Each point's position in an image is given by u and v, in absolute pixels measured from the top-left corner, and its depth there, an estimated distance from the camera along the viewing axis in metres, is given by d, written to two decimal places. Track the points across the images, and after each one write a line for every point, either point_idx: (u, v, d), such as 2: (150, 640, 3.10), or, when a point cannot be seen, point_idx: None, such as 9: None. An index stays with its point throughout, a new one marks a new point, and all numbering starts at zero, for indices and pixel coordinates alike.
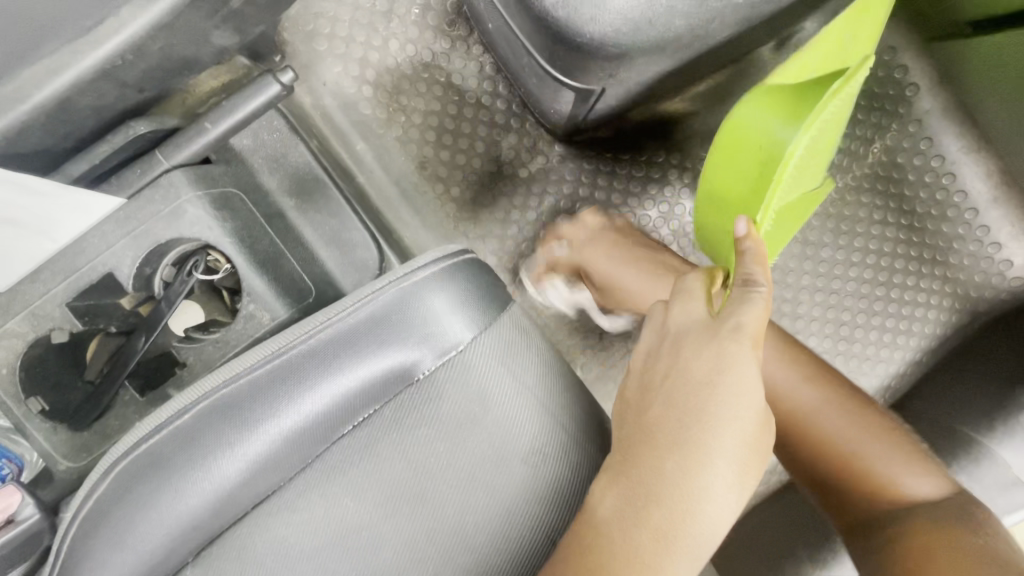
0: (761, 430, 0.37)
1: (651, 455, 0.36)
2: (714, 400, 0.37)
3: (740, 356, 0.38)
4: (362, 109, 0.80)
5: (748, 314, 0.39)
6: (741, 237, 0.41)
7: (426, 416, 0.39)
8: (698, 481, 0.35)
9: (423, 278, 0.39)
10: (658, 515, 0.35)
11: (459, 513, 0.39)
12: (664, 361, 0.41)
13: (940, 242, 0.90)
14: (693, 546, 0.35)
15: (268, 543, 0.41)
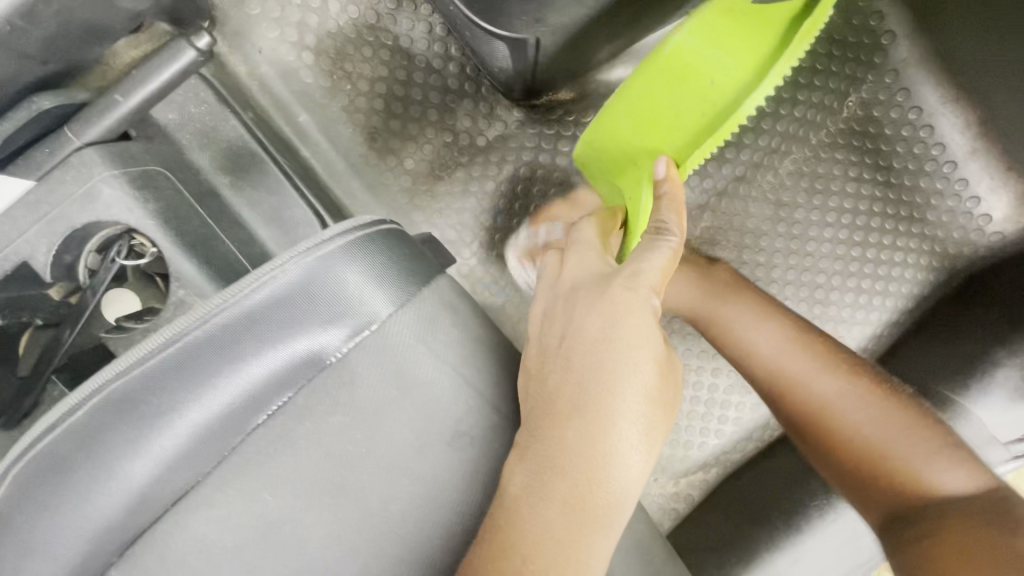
0: (664, 377, 0.37)
1: (551, 428, 0.35)
2: (610, 359, 0.36)
3: (638, 306, 0.38)
4: (303, 78, 0.75)
5: (652, 262, 0.39)
6: (660, 179, 0.44)
7: (342, 401, 0.36)
8: (601, 444, 0.35)
9: (330, 250, 0.35)
10: (561, 486, 0.34)
11: (384, 501, 0.36)
12: (560, 324, 0.39)
13: (917, 198, 0.87)
14: (604, 509, 0.34)
15: (188, 542, 0.37)
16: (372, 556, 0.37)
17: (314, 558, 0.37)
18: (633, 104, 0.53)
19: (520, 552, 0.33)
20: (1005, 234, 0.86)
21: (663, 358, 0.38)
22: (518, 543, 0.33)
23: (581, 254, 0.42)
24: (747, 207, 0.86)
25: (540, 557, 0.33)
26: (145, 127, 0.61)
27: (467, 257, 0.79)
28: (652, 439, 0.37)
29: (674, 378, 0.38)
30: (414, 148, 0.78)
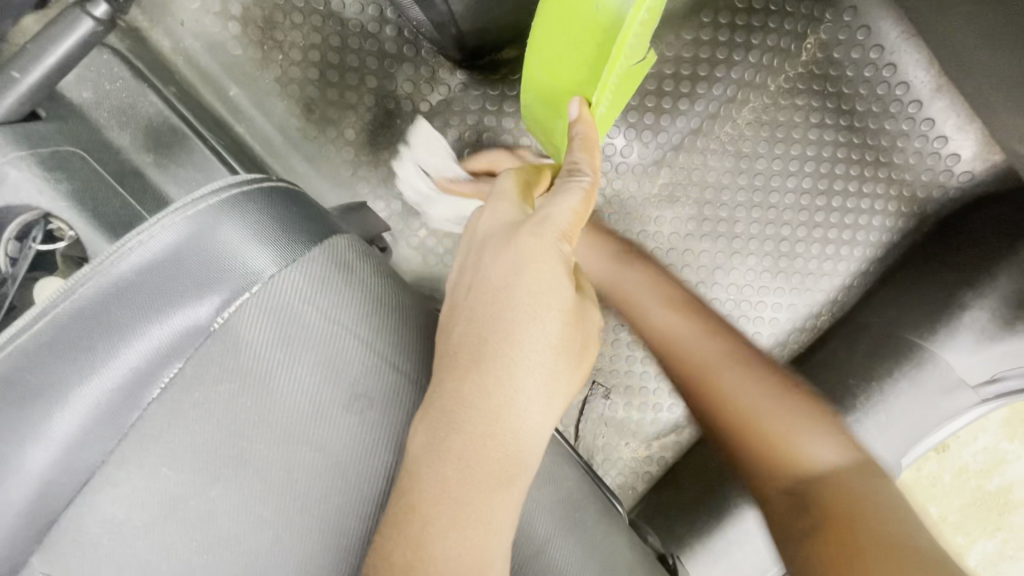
0: (568, 327, 0.39)
1: (452, 380, 0.36)
2: (513, 309, 0.39)
3: (542, 254, 0.40)
4: (231, 50, 0.72)
5: (559, 209, 0.42)
6: (574, 119, 0.46)
7: (231, 368, 0.34)
8: (501, 393, 0.37)
9: (205, 209, 0.33)
10: (461, 440, 0.35)
11: (286, 470, 0.35)
12: (469, 276, 0.41)
13: (882, 141, 0.84)
14: (505, 460, 0.36)
15: (97, 526, 0.36)
16: (278, 527, 0.35)
17: (222, 533, 0.36)
18: (541, 52, 0.49)
19: (420, 507, 0.34)
20: (974, 173, 0.83)
21: (568, 308, 0.40)
22: (419, 498, 0.34)
23: (496, 206, 0.44)
24: (706, 161, 0.84)
25: (440, 512, 0.34)
26: (58, 107, 0.59)
27: (417, 229, 0.77)
28: (555, 389, 0.38)
29: (580, 328, 0.41)
30: (354, 118, 0.75)
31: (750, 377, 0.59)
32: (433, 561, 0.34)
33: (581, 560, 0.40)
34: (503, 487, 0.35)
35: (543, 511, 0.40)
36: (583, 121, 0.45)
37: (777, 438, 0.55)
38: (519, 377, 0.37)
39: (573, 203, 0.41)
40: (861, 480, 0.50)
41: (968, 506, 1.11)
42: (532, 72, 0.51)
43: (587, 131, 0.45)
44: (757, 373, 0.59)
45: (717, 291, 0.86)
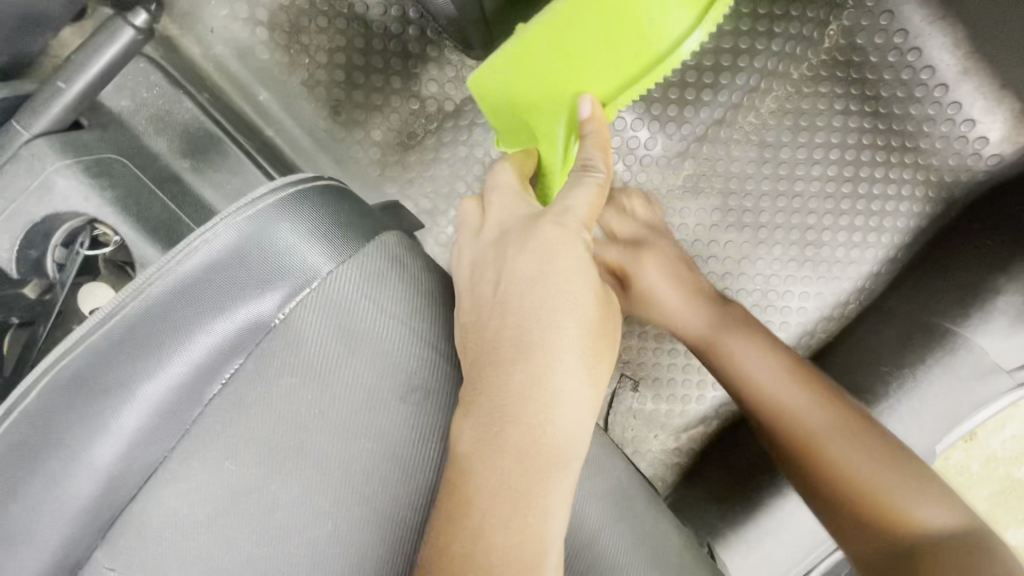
0: (600, 313, 0.39)
1: (498, 373, 0.36)
2: (547, 297, 0.38)
3: (570, 244, 0.40)
4: (259, 55, 0.74)
5: (576, 201, 0.42)
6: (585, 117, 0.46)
7: (291, 362, 0.35)
8: (545, 381, 0.36)
9: (263, 209, 0.34)
10: (510, 428, 0.35)
11: (345, 461, 0.36)
12: (495, 271, 0.40)
13: (908, 127, 0.83)
14: (555, 447, 0.35)
15: (163, 518, 0.37)
16: (338, 518, 0.36)
17: (283, 524, 0.37)
18: (554, 32, 0.50)
19: (476, 498, 0.34)
20: (1003, 156, 0.82)
21: (598, 295, 0.40)
22: (475, 488, 0.34)
23: (502, 199, 0.44)
24: (729, 152, 0.84)
25: (496, 502, 0.34)
26: (98, 115, 0.61)
27: (444, 227, 0.78)
28: (595, 375, 0.38)
29: (611, 315, 0.41)
30: (380, 118, 0.76)
31: (763, 359, 0.61)
32: (493, 554, 0.33)
33: (631, 547, 0.40)
34: (556, 472, 0.35)
35: (592, 499, 0.41)
36: (595, 121, 0.46)
37: (788, 407, 0.59)
38: (563, 366, 0.37)
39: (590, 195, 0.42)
40: (871, 457, 0.55)
41: (998, 494, 1.10)
42: (538, 51, 0.51)
43: (598, 131, 0.46)
44: (778, 351, 0.61)
45: (743, 282, 0.86)
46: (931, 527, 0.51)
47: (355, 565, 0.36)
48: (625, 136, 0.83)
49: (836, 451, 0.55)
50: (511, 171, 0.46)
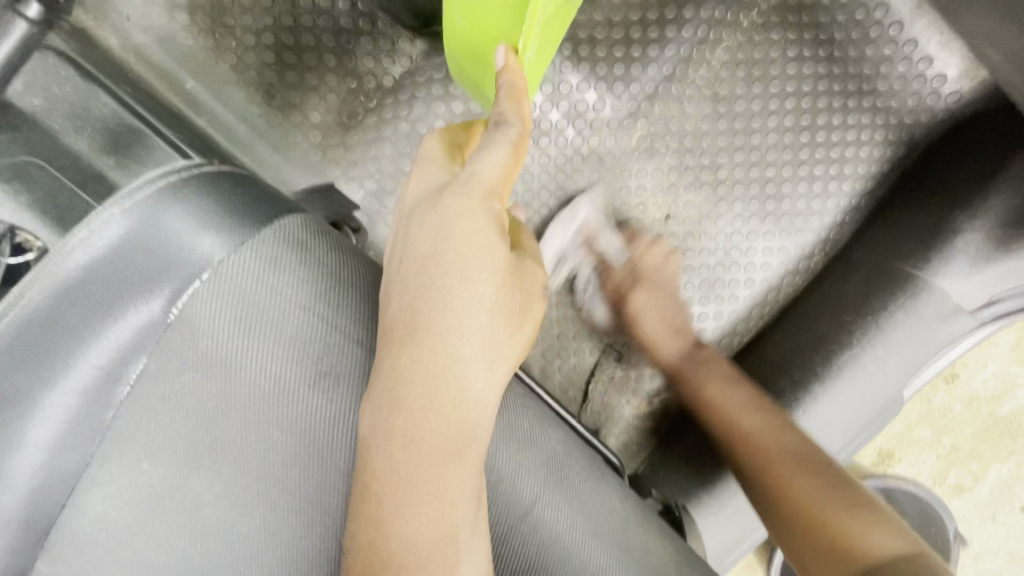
0: (501, 288, 0.40)
1: (389, 355, 0.36)
2: (442, 273, 0.39)
3: (469, 218, 0.40)
4: (182, 42, 0.71)
5: (483, 165, 0.41)
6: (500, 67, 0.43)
7: (190, 358, 0.34)
8: (438, 362, 0.37)
9: (142, 200, 0.33)
10: (404, 414, 0.35)
11: (262, 454, 0.35)
12: (401, 247, 0.42)
13: (864, 69, 0.81)
14: (450, 433, 0.36)
15: (94, 524, 0.36)
16: (264, 512, 0.35)
17: (211, 521, 0.36)
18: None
19: (376, 486, 0.34)
20: (962, 92, 0.80)
21: (501, 268, 0.40)
22: (376, 476, 0.34)
23: (422, 171, 0.44)
24: (682, 108, 0.82)
25: (393, 488, 0.34)
26: (8, 117, 0.57)
27: (394, 207, 0.76)
28: (494, 351, 0.39)
29: (517, 288, 0.41)
30: (317, 100, 0.74)
31: (727, 394, 0.72)
32: (396, 539, 0.34)
33: (570, 515, 0.40)
34: (454, 457, 0.35)
35: (526, 471, 0.40)
36: (509, 71, 0.42)
37: (773, 429, 0.67)
38: (454, 347, 0.38)
39: (498, 157, 0.41)
40: (826, 489, 0.61)
41: (981, 432, 1.11)
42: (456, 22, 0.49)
43: (514, 79, 0.42)
44: (741, 385, 0.72)
45: (705, 242, 0.84)
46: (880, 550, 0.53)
47: (286, 560, 0.35)
48: (574, 100, 0.81)
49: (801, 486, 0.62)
50: (435, 142, 0.46)
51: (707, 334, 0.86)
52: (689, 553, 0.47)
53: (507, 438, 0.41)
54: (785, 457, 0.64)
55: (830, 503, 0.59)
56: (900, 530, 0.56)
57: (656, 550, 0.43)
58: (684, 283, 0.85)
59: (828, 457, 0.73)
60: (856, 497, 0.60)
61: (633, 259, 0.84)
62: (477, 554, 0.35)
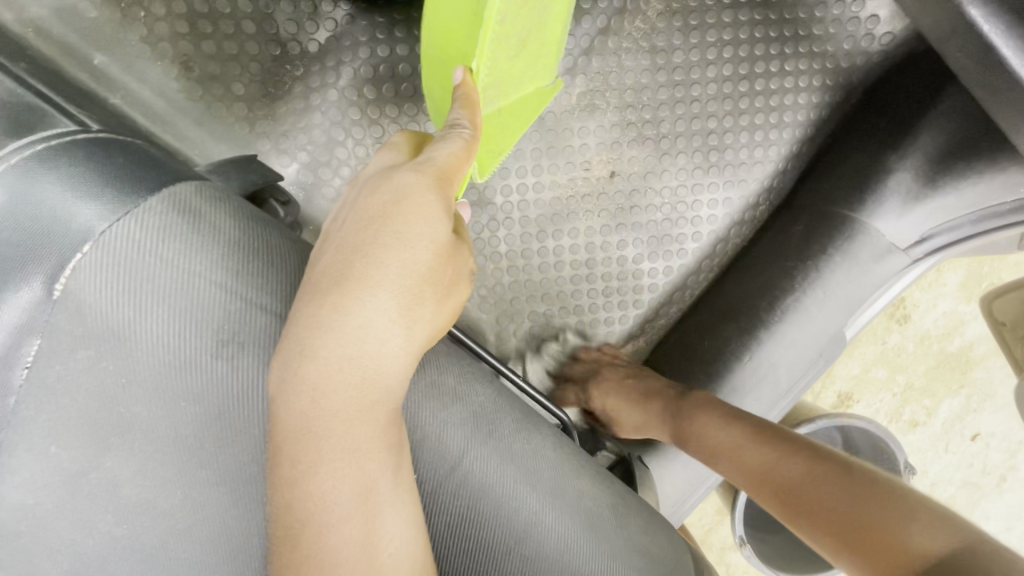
0: (438, 260, 0.38)
1: (305, 306, 0.35)
2: (378, 234, 0.37)
3: (418, 189, 0.39)
4: (86, 14, 0.67)
5: (440, 152, 0.41)
6: (457, 85, 0.45)
7: (81, 335, 0.32)
8: (353, 319, 0.35)
9: (14, 172, 0.32)
10: (313, 366, 0.34)
11: (173, 427, 0.34)
12: (346, 210, 0.40)
13: (800, 14, 0.80)
14: (364, 388, 0.35)
15: (9, 516, 0.35)
16: (185, 485, 0.35)
17: (132, 500, 0.35)
18: (436, 28, 0.52)
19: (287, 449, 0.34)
20: (895, 33, 0.79)
21: (441, 242, 0.38)
22: (285, 436, 0.34)
23: (385, 152, 0.44)
24: (620, 62, 0.80)
25: (305, 452, 0.34)
26: None
27: (331, 179, 0.74)
28: (420, 321, 0.37)
29: (452, 266, 0.39)
30: (239, 70, 0.70)
31: (711, 426, 0.66)
32: (315, 502, 0.34)
33: (499, 467, 0.40)
34: (368, 412, 0.35)
35: (452, 426, 0.40)
36: (466, 85, 0.44)
37: (790, 449, 0.61)
38: (372, 306, 0.35)
39: (454, 151, 0.41)
40: (850, 494, 0.54)
41: (932, 369, 1.16)
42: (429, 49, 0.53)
43: (471, 92, 0.44)
44: (735, 418, 0.66)
45: (651, 197, 0.84)
46: (927, 548, 0.48)
47: (215, 531, 0.35)
48: None
49: (790, 476, 0.59)
50: (402, 136, 0.46)
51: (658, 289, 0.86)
52: (626, 494, 0.48)
53: (433, 396, 0.41)
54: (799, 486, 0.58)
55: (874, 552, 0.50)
56: (939, 520, 0.50)
57: (590, 495, 0.44)
58: (634, 240, 0.85)
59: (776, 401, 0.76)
60: (866, 495, 0.53)
61: (581, 219, 0.84)
62: (401, 508, 0.36)
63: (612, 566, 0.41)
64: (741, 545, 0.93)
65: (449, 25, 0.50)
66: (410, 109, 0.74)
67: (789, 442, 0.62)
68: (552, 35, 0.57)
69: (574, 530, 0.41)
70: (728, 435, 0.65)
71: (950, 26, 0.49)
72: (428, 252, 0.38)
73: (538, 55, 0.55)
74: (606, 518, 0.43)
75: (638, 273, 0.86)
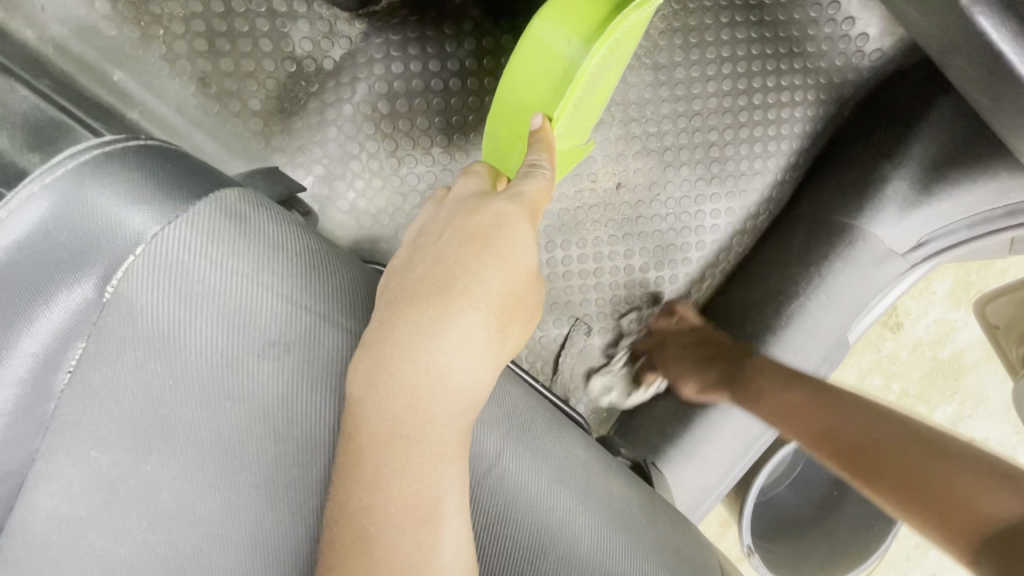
0: (525, 285, 0.43)
1: (409, 315, 0.39)
2: (479, 256, 0.42)
3: (514, 220, 0.44)
4: (105, 32, 0.68)
5: (529, 185, 0.45)
6: (536, 129, 0.49)
7: (130, 336, 0.33)
8: (454, 328, 0.39)
9: (66, 176, 0.33)
10: (410, 371, 0.38)
11: (216, 430, 0.34)
12: (438, 228, 0.45)
13: (793, 32, 0.83)
14: (453, 395, 0.38)
15: (44, 523, 0.34)
16: (225, 489, 0.35)
17: (169, 506, 0.35)
18: (514, 81, 0.57)
19: (371, 450, 0.36)
20: (884, 50, 0.83)
21: (531, 269, 0.44)
22: (371, 437, 0.37)
23: (466, 178, 0.48)
24: (624, 78, 0.83)
25: (392, 450, 0.37)
26: None
27: (345, 192, 0.76)
28: (505, 335, 0.42)
29: (533, 293, 0.44)
30: (255, 85, 0.72)
31: (778, 396, 0.70)
32: (391, 501, 0.37)
33: (535, 466, 0.41)
34: (454, 420, 0.38)
35: (487, 427, 0.41)
36: (545, 131, 0.48)
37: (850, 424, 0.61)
38: (468, 317, 0.40)
39: (545, 185, 0.45)
40: (931, 463, 0.52)
41: (928, 375, 1.19)
42: (503, 97, 0.57)
43: (548, 137, 0.48)
44: (795, 386, 0.70)
45: (657, 207, 0.86)
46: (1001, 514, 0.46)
47: (252, 537, 0.35)
48: None
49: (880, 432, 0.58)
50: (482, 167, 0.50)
51: (664, 298, 0.88)
52: (652, 494, 0.49)
53: None
54: (871, 459, 0.57)
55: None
56: None
57: (620, 494, 0.45)
58: (639, 249, 0.87)
59: None
60: (968, 463, 0.51)
61: (589, 229, 0.86)
62: (461, 519, 0.36)
63: (648, 565, 0.41)
64: (749, 555, 0.92)
65: (531, 80, 0.56)
66: (422, 123, 0.75)
67: (871, 409, 0.62)
68: (599, 100, 0.60)
69: (609, 529, 0.41)
70: (806, 416, 0.66)
71: (952, 36, 0.51)
72: (520, 274, 0.43)
73: (589, 114, 0.60)
74: (637, 516, 0.44)
75: (644, 281, 0.88)
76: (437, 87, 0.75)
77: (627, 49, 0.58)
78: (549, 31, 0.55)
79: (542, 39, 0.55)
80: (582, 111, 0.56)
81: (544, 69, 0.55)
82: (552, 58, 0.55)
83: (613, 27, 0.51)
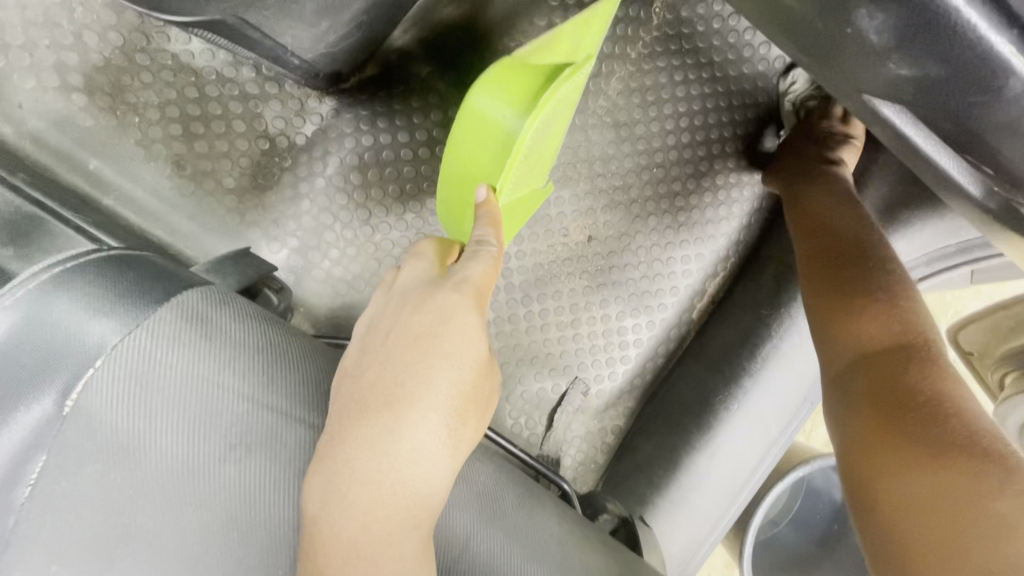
0: (477, 377, 0.43)
1: (360, 427, 0.39)
2: (428, 358, 0.42)
3: (461, 309, 0.44)
4: (82, 123, 0.70)
5: (474, 269, 0.45)
6: (481, 201, 0.47)
7: (88, 450, 0.33)
8: (406, 437, 0.40)
9: (33, 293, 0.34)
10: (365, 488, 0.39)
11: (176, 539, 0.34)
12: (387, 326, 0.44)
13: (744, 86, 0.87)
14: (410, 503, 0.39)
15: None
16: None
17: None
18: (458, 151, 0.56)
19: (331, 570, 0.36)
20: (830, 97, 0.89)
21: (482, 361, 0.44)
22: (328, 559, 0.36)
23: (413, 263, 0.48)
24: (588, 136, 0.86)
25: (353, 567, 0.38)
26: None
27: (320, 261, 0.77)
28: (461, 430, 0.42)
29: (487, 381, 0.45)
30: (229, 164, 0.74)
31: (847, 267, 0.63)
32: None
33: (508, 546, 0.40)
34: (410, 531, 0.38)
35: (457, 510, 0.41)
36: (489, 204, 0.46)
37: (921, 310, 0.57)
38: (421, 424, 0.40)
39: (487, 267, 0.45)
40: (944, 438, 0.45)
41: None
42: (448, 163, 0.57)
43: (494, 210, 0.46)
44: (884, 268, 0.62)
45: (628, 256, 0.88)
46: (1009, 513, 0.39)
47: None
48: None
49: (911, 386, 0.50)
50: (430, 243, 0.49)
51: (643, 344, 0.90)
52: (633, 562, 0.48)
53: None
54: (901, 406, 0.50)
55: (948, 486, 0.42)
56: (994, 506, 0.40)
57: (597, 567, 0.44)
58: (614, 299, 0.88)
59: (769, 445, 0.80)
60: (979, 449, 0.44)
61: (563, 282, 0.87)
62: None
63: None
64: None
65: (476, 150, 0.55)
66: (394, 191, 0.78)
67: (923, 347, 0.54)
68: (550, 144, 0.60)
69: None
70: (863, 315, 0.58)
71: None
72: (470, 371, 0.43)
73: (541, 161, 0.59)
74: None
75: (621, 330, 0.89)
76: (407, 155, 0.78)
77: (573, 100, 0.57)
78: (488, 102, 0.54)
79: (478, 108, 0.54)
80: (531, 165, 0.56)
81: (488, 137, 0.54)
82: (495, 128, 0.54)
83: (546, 99, 0.50)
